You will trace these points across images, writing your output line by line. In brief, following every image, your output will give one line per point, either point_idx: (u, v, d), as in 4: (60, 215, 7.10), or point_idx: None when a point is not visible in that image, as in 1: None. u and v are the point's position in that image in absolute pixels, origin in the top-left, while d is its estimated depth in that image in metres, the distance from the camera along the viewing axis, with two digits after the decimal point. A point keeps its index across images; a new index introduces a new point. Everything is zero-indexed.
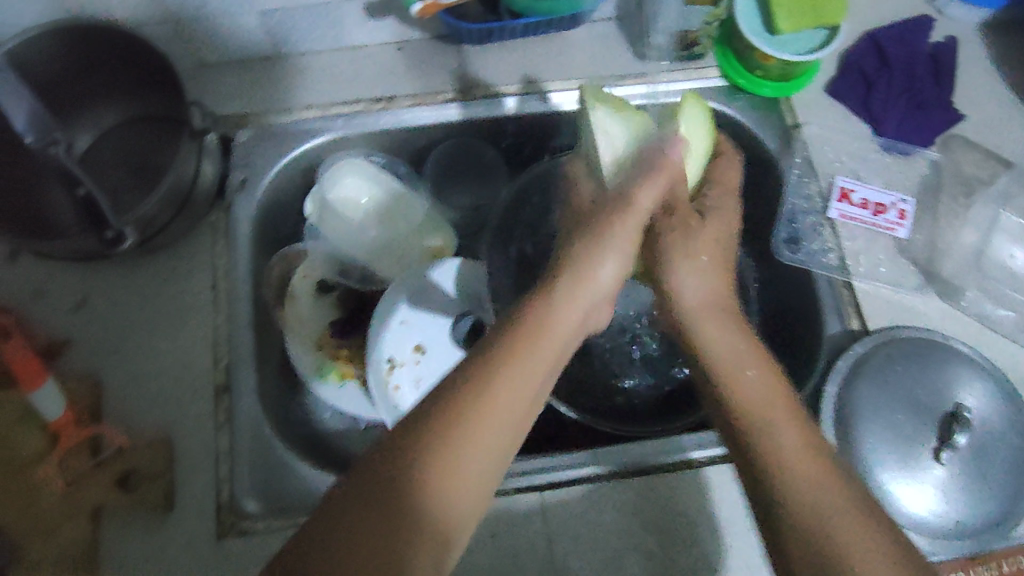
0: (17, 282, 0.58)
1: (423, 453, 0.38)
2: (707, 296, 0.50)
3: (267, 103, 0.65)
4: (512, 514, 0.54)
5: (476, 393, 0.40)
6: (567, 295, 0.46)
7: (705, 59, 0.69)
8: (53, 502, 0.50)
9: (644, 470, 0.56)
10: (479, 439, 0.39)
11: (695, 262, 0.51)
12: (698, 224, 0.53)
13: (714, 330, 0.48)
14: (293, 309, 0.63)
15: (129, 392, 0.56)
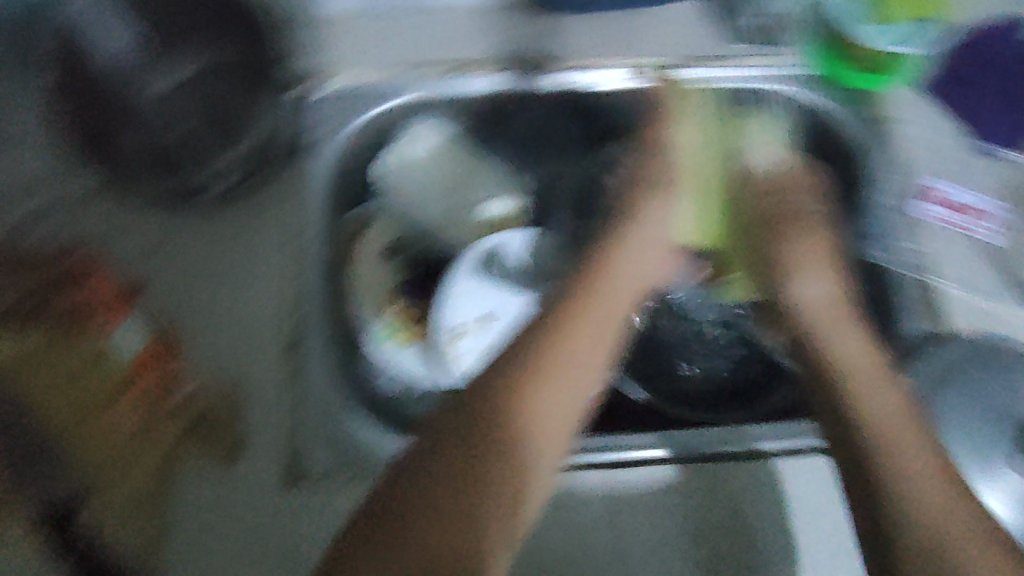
0: (102, 224, 0.59)
1: (504, 394, 0.43)
2: (830, 300, 0.56)
3: (348, 62, 0.65)
4: (576, 491, 0.54)
5: (553, 349, 0.47)
6: (631, 260, 0.59)
7: (795, 44, 0.66)
8: (126, 445, 0.51)
9: (712, 457, 0.55)
10: (552, 388, 0.44)
11: (804, 271, 0.58)
12: (800, 235, 0.61)
13: (835, 330, 0.53)
14: (360, 269, 0.62)
15: (204, 340, 0.57)
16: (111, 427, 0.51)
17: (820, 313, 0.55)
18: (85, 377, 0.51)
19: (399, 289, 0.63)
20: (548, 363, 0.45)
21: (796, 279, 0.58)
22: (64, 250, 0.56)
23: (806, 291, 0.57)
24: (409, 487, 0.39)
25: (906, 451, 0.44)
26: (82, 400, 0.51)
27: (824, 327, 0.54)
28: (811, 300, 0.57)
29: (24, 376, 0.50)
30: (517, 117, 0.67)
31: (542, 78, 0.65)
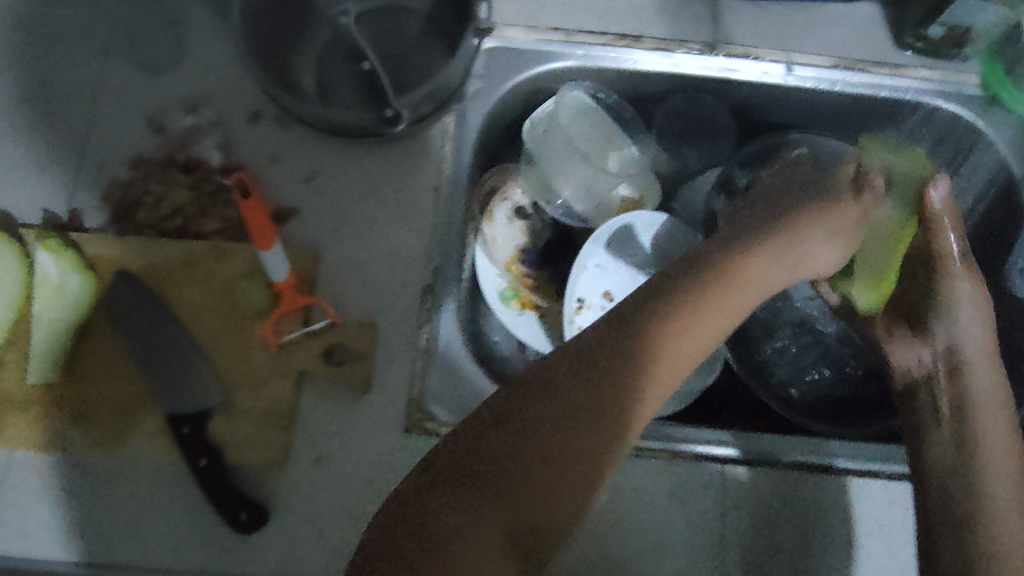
0: (255, 142, 0.58)
1: (615, 370, 0.42)
2: (981, 344, 0.51)
3: (512, 16, 0.63)
4: (689, 479, 0.55)
5: (666, 331, 0.45)
6: (771, 249, 0.52)
7: (966, 64, 0.64)
8: (259, 361, 0.53)
9: (807, 466, 0.55)
10: (658, 369, 0.44)
11: (957, 296, 0.52)
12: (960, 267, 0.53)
13: (983, 374, 0.50)
14: (492, 229, 0.64)
15: (343, 270, 0.56)
16: (246, 339, 0.53)
17: (977, 367, 0.50)
18: (228, 287, 0.54)
19: (521, 256, 0.65)
20: (672, 332, 0.45)
21: (952, 315, 0.52)
22: (224, 167, 0.56)
23: (964, 329, 0.52)
24: (502, 441, 0.40)
25: (1003, 491, 0.45)
26: (229, 311, 0.54)
27: (973, 371, 0.50)
28: (964, 338, 0.51)
29: (174, 284, 0.54)
30: (667, 99, 0.67)
31: (707, 58, 0.63)
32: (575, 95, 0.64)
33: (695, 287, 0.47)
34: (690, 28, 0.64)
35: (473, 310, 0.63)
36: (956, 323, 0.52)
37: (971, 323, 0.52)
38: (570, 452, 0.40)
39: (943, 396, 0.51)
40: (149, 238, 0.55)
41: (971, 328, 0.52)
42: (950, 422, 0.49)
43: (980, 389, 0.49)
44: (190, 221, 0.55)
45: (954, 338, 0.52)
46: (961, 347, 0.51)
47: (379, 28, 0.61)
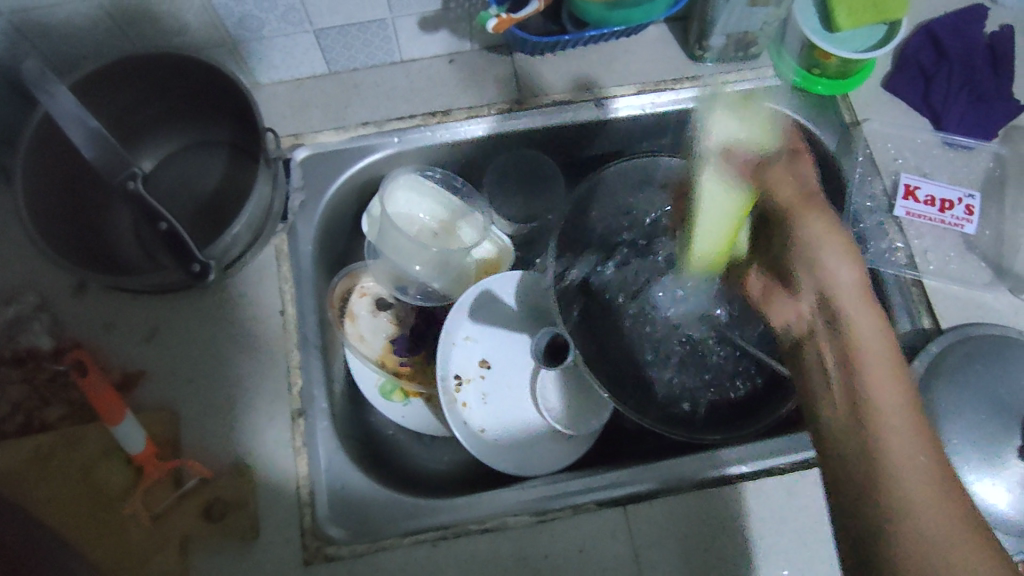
0: (86, 316, 0.56)
1: (42, 487, 0.50)
2: (852, 284, 0.47)
3: (318, 120, 0.64)
4: (608, 524, 0.54)
5: (80, 457, 0.51)
6: (163, 328, 0.57)
7: (761, 59, 0.68)
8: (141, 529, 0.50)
9: (707, 482, 0.56)
10: (129, 473, 0.51)
11: (841, 244, 0.48)
12: (811, 218, 0.49)
13: (862, 311, 0.46)
14: (354, 327, 0.65)
15: (203, 421, 0.55)
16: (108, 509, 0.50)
17: (850, 299, 0.47)
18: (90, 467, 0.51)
19: (394, 345, 0.65)
20: (68, 449, 0.51)
21: (816, 261, 0.49)
22: (57, 350, 0.54)
23: (824, 274, 0.48)
24: (66, 517, 0.50)
25: (902, 444, 0.41)
26: (92, 497, 0.51)
27: (846, 304, 0.47)
28: (835, 289, 0.48)
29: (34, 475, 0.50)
30: (493, 159, 0.68)
31: (515, 116, 0.65)
32: (403, 178, 0.65)
33: (156, 369, 0.56)
34: (495, 91, 0.66)
35: (354, 415, 0.62)
36: (823, 274, 0.48)
37: (838, 263, 0.48)
38: (121, 555, 0.49)
39: (827, 346, 0.48)
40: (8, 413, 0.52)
41: (837, 273, 0.48)
42: (840, 383, 0.45)
43: (854, 336, 0.45)
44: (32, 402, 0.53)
45: (817, 283, 0.49)
46: (832, 288, 0.48)
47: (191, 170, 0.61)
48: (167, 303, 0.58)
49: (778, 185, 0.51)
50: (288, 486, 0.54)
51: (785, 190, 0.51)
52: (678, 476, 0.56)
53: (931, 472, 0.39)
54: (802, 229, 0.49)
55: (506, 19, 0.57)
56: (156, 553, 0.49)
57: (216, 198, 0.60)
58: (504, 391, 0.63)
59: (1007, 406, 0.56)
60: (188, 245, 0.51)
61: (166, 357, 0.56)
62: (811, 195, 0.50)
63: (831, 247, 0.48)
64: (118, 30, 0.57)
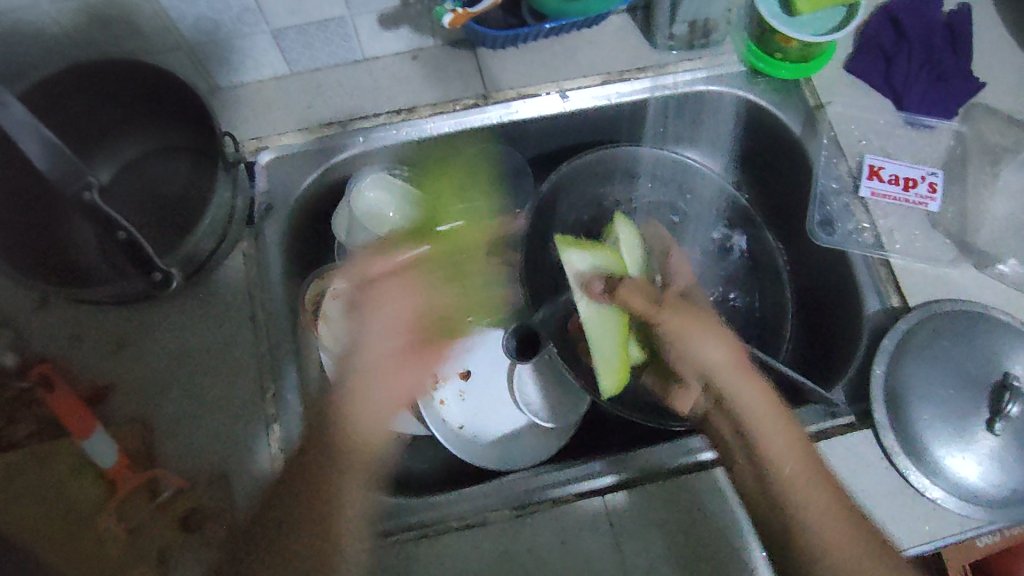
0: (52, 330, 0.56)
1: (14, 508, 0.49)
2: (725, 359, 0.54)
3: (283, 123, 0.64)
4: (591, 515, 0.54)
5: (51, 476, 0.50)
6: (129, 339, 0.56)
7: (722, 46, 0.68)
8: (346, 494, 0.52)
9: (659, 474, 0.55)
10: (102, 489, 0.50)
11: (703, 331, 0.54)
12: (666, 314, 0.55)
13: (739, 387, 0.53)
14: (327, 331, 0.62)
15: (177, 430, 0.54)
16: (360, 464, 0.53)
17: (738, 390, 0.53)
18: (365, 435, 0.54)
19: None
20: (38, 468, 0.51)
21: (690, 347, 0.54)
22: (22, 366, 0.53)
23: (702, 355, 0.54)
24: (331, 449, 0.52)
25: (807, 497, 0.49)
26: (64, 515, 0.50)
27: (725, 383, 0.53)
28: (712, 371, 0.54)
29: (343, 408, 0.54)
30: (460, 156, 0.68)
31: (477, 110, 0.65)
32: (369, 177, 0.64)
33: (125, 381, 0.55)
34: (459, 86, 0.66)
35: None
36: (697, 358, 0.54)
37: (707, 344, 0.54)
38: (315, 508, 0.50)
39: (722, 423, 0.54)
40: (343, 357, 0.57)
41: (708, 357, 0.54)
42: (740, 453, 0.52)
43: (749, 416, 0.52)
44: (377, 351, 0.57)
45: (698, 368, 0.54)
46: (712, 368, 0.54)
47: (154, 178, 0.60)
48: (134, 313, 0.57)
49: (630, 294, 0.57)
50: (266, 492, 0.53)
51: (635, 299, 0.57)
52: (641, 468, 0.56)
53: (834, 509, 0.49)
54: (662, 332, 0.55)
55: (462, 14, 0.56)
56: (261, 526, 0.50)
57: (178, 204, 0.59)
58: (482, 387, 0.64)
59: (975, 380, 0.57)
60: (149, 254, 0.51)
61: (134, 368, 0.55)
62: (658, 301, 0.56)
63: (694, 333, 0.54)
64: (70, 38, 0.56)
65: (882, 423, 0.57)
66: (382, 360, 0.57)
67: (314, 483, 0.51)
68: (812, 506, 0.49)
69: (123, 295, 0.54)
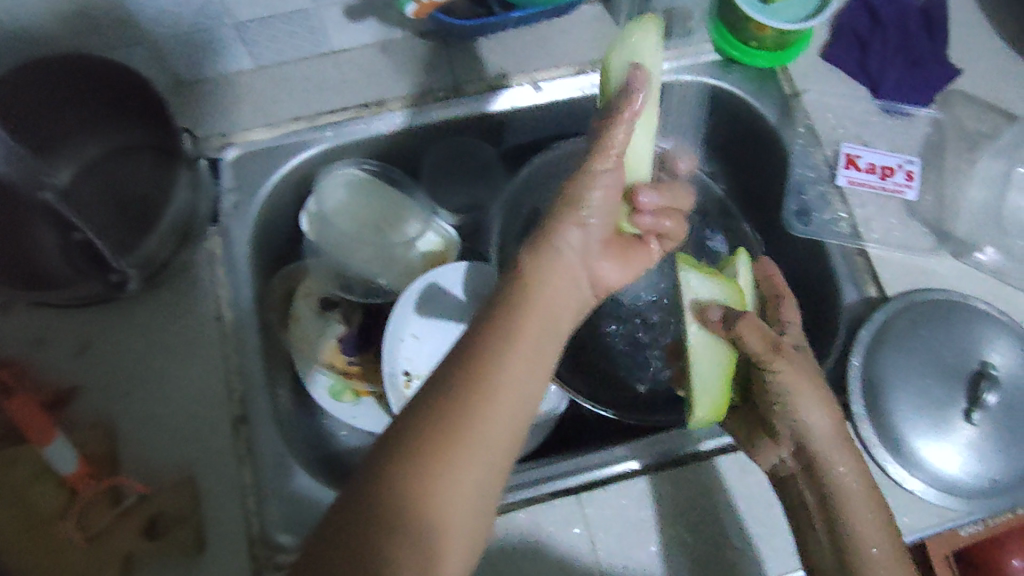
0: (11, 333, 0.54)
1: None
2: (831, 430, 0.49)
3: (247, 118, 0.62)
4: (571, 511, 0.53)
5: (11, 482, 0.49)
6: (93, 343, 0.55)
7: (697, 34, 0.67)
8: (452, 488, 0.39)
9: (665, 463, 0.55)
10: (62, 497, 0.49)
11: (819, 395, 0.49)
12: (785, 366, 0.48)
13: (839, 461, 0.49)
14: (298, 329, 0.62)
15: (143, 434, 0.53)
16: (488, 437, 0.40)
17: (829, 450, 0.49)
18: (513, 397, 0.42)
19: (341, 345, 0.63)
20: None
21: (796, 410, 0.49)
22: None
23: (807, 421, 0.49)
24: (442, 458, 0.39)
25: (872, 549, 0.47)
26: (26, 522, 0.48)
27: (826, 452, 0.49)
28: (813, 437, 0.49)
29: (494, 364, 0.42)
30: (432, 150, 0.67)
31: (451, 104, 0.63)
32: (335, 172, 0.63)
33: (89, 384, 0.54)
34: (428, 77, 0.64)
35: (303, 417, 0.61)
36: (798, 420, 0.49)
37: (816, 413, 0.49)
38: (418, 491, 0.38)
39: (809, 491, 0.50)
40: (509, 295, 0.46)
41: (816, 423, 0.49)
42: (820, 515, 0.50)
43: (836, 488, 0.49)
44: (557, 288, 0.48)
45: (798, 430, 0.49)
46: (813, 436, 0.49)
47: (116, 177, 0.58)
48: (97, 316, 0.56)
49: (753, 335, 0.49)
50: (232, 496, 0.52)
51: (753, 341, 0.49)
52: (661, 453, 0.55)
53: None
54: (774, 380, 0.49)
55: (426, 3, 0.56)
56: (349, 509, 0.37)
57: (141, 202, 0.58)
58: None
59: (952, 370, 0.56)
60: (105, 255, 0.51)
61: (100, 372, 0.54)
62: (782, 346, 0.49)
63: (807, 396, 0.49)
64: (25, 34, 0.54)
65: (860, 415, 0.56)
66: (585, 253, 0.51)
67: (409, 475, 0.38)
68: (869, 529, 0.48)
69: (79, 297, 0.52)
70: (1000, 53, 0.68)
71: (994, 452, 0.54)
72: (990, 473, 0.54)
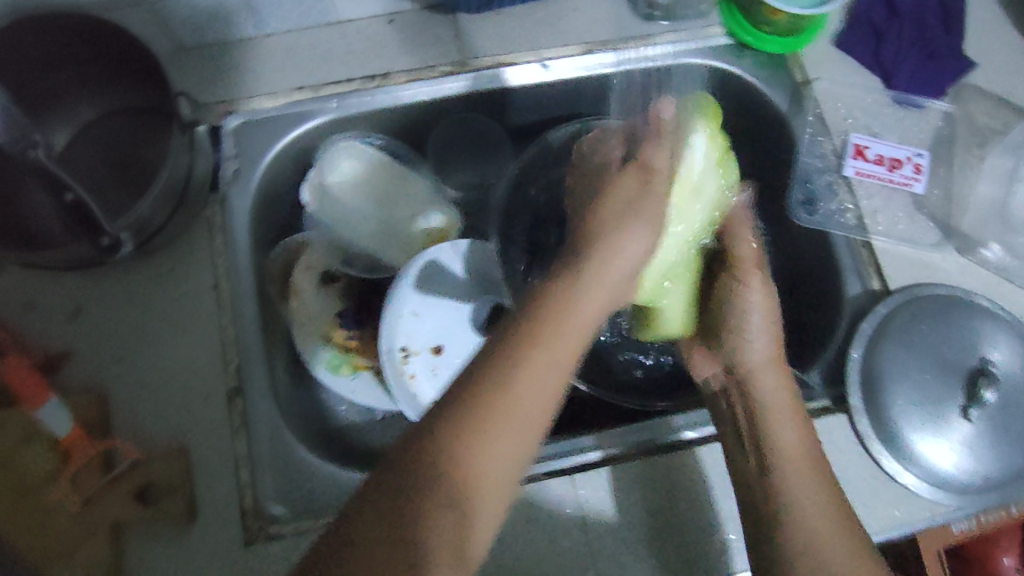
0: (5, 295, 0.54)
1: None
2: (770, 353, 0.56)
3: (250, 86, 0.61)
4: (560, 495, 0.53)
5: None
6: (85, 307, 0.54)
7: (710, 17, 0.66)
8: (467, 477, 0.37)
9: (651, 449, 0.55)
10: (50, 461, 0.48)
11: (763, 324, 0.57)
12: (749, 281, 0.58)
13: (771, 384, 0.53)
14: (299, 303, 0.60)
15: (137, 401, 0.53)
16: (505, 446, 0.39)
17: (762, 372, 0.54)
18: (544, 375, 0.41)
19: (341, 319, 0.62)
20: None
21: (740, 328, 0.57)
22: None
23: (751, 345, 0.56)
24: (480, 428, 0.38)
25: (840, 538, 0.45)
26: (13, 487, 0.47)
27: (760, 374, 0.54)
28: (745, 359, 0.56)
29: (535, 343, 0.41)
30: (437, 126, 0.66)
31: (458, 78, 0.62)
32: (339, 144, 0.63)
33: (82, 349, 0.53)
34: (436, 51, 0.63)
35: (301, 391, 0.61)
36: (742, 340, 0.57)
37: (757, 336, 0.56)
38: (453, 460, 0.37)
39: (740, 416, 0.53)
40: (559, 277, 0.46)
41: (748, 350, 0.56)
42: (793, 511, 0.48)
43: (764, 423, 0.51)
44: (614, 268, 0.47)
45: (742, 352, 0.56)
46: (745, 358, 0.56)
47: (113, 140, 0.58)
48: (92, 280, 0.55)
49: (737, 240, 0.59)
50: (226, 467, 0.52)
51: (744, 249, 0.59)
52: (641, 441, 0.55)
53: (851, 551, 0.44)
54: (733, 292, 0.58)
55: None
56: (369, 504, 0.35)
57: (135, 166, 0.57)
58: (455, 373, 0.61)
59: (951, 367, 0.56)
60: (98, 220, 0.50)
61: (92, 337, 0.54)
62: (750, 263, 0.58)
63: (754, 318, 0.57)
64: None
65: (857, 407, 0.56)
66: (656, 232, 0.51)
67: (446, 447, 0.37)
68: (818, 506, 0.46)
69: (77, 259, 0.51)
70: (1017, 47, 0.67)
71: (990, 451, 0.54)
72: (984, 472, 0.54)
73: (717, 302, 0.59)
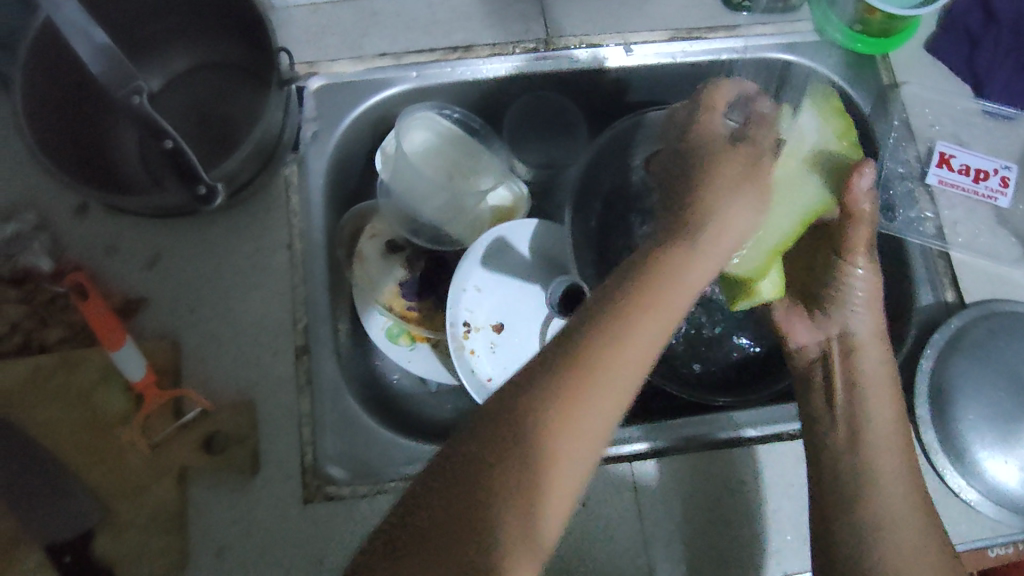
0: (87, 236, 0.55)
1: (27, 401, 0.49)
2: (872, 331, 0.55)
3: (334, 49, 0.61)
4: (615, 481, 0.53)
5: (69, 380, 0.50)
6: (162, 256, 0.55)
7: (800, 12, 0.65)
8: (555, 456, 0.38)
9: (711, 443, 0.54)
10: (126, 403, 0.51)
11: (865, 303, 0.55)
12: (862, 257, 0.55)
13: (871, 362, 0.53)
14: (362, 268, 0.61)
15: (208, 351, 0.53)
16: (593, 432, 0.39)
17: (863, 351, 0.54)
18: (633, 362, 0.41)
19: (402, 289, 0.62)
20: (60, 377, 0.50)
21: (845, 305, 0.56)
22: (57, 273, 0.53)
23: (855, 321, 0.55)
24: (567, 409, 0.38)
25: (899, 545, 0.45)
26: (86, 423, 0.50)
27: (860, 351, 0.54)
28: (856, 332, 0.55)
29: (628, 328, 0.41)
30: (515, 103, 0.66)
31: (541, 56, 0.62)
32: (416, 113, 0.62)
33: (158, 296, 0.54)
34: (520, 27, 0.63)
35: (362, 356, 0.61)
36: (847, 314, 0.56)
37: (861, 315, 0.55)
38: (541, 438, 0.37)
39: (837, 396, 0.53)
40: (656, 260, 0.45)
41: (849, 321, 0.55)
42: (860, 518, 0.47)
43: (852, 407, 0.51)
44: (710, 252, 0.47)
45: (843, 323, 0.56)
46: (846, 333, 0.55)
47: (202, 94, 0.59)
48: (170, 230, 0.56)
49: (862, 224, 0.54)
50: (287, 425, 0.52)
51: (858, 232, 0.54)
52: (699, 434, 0.55)
53: None
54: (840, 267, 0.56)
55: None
56: (454, 477, 0.37)
57: (223, 124, 0.59)
58: (515, 353, 0.60)
59: None
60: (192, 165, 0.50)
61: (166, 285, 0.54)
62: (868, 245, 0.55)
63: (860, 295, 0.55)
64: None
65: (924, 419, 0.55)
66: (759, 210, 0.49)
67: (533, 425, 0.38)
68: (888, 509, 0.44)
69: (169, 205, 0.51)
70: None
71: None
72: None
73: (827, 265, 0.58)
